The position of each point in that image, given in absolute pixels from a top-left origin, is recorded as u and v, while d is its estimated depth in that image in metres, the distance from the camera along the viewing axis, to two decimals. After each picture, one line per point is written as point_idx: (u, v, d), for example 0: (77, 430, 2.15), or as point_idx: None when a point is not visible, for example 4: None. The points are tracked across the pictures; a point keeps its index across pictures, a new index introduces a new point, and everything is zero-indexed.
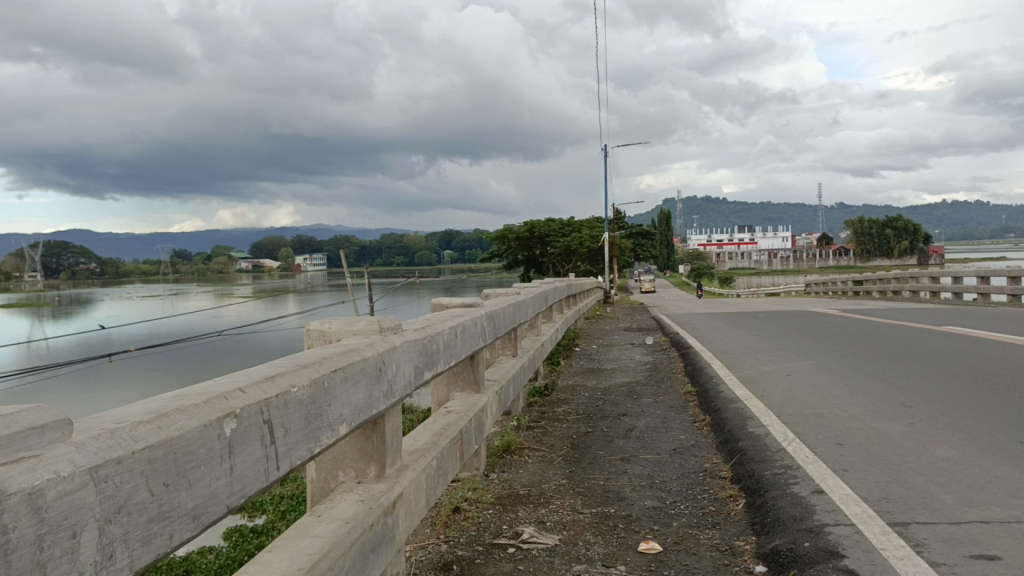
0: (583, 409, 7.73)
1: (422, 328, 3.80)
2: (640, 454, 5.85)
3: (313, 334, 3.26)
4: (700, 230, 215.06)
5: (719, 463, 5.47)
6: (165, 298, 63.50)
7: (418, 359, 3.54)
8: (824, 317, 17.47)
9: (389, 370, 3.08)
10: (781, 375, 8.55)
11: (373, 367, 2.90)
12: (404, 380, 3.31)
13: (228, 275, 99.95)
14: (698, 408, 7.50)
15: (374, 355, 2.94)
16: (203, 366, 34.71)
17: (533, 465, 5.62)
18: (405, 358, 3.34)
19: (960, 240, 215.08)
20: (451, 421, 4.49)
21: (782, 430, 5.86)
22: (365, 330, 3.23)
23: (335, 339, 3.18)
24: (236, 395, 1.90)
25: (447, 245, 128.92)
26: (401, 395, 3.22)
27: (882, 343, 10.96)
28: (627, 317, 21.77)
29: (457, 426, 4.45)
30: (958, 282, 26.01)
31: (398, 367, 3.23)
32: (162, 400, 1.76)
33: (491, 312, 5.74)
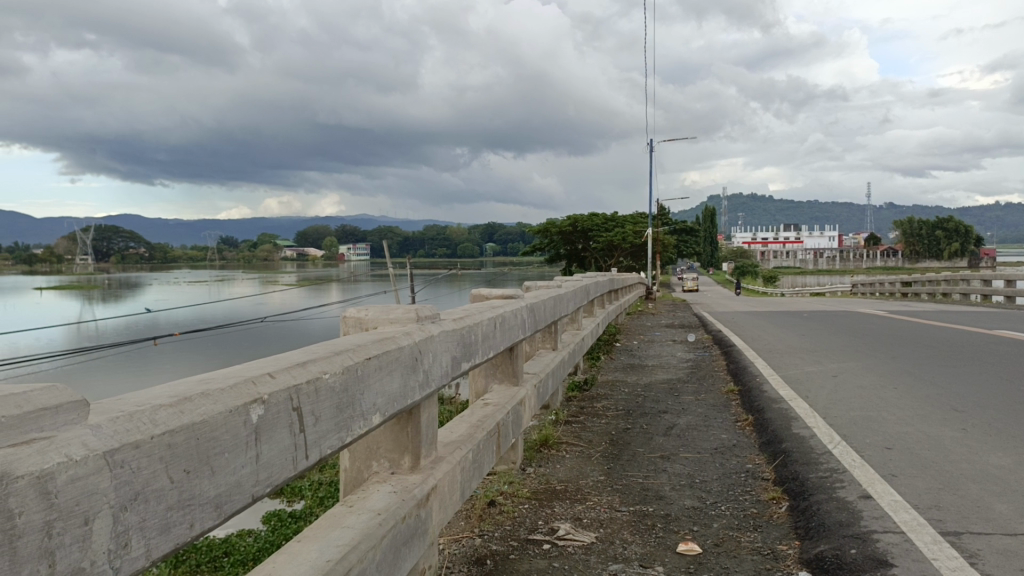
0: (623, 405, 7.60)
1: (461, 317, 3.72)
2: (680, 453, 5.71)
3: (349, 322, 3.20)
4: (745, 228, 215.00)
5: (761, 463, 5.31)
6: (212, 283, 64.57)
7: (455, 349, 3.46)
8: (871, 318, 17.12)
9: (425, 360, 3.01)
10: (827, 375, 8.30)
11: (409, 356, 2.83)
12: (441, 371, 3.23)
13: (273, 263, 101.34)
14: (741, 407, 7.33)
15: (410, 345, 2.86)
16: (246, 351, 35.19)
17: (570, 461, 5.52)
18: (441, 348, 3.26)
19: (1010, 243, 213.64)
20: (488, 413, 4.41)
21: (828, 432, 5.67)
22: (403, 319, 3.17)
23: (372, 327, 3.12)
24: (265, 382, 1.84)
25: (489, 237, 129.37)
26: (436, 386, 3.15)
27: (934, 346, 10.59)
28: (668, 314, 21.59)
29: (494, 418, 4.36)
30: (1011, 286, 25.37)
31: (435, 357, 3.14)
32: (190, 384, 1.70)
33: (532, 304, 5.64)
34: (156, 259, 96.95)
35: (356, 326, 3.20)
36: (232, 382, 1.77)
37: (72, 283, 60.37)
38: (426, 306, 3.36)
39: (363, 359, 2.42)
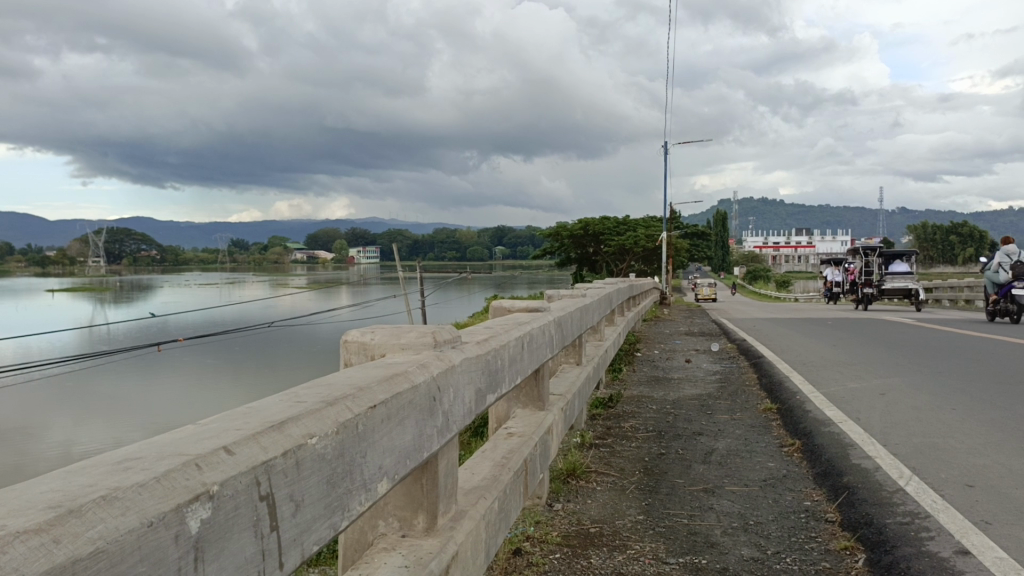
0: (654, 425, 6.98)
1: (486, 339, 3.12)
2: (727, 486, 5.09)
3: (352, 348, 2.60)
4: (756, 232, 214.24)
5: (821, 501, 4.68)
6: (221, 286, 64.10)
7: (480, 381, 2.85)
8: (900, 327, 16.40)
9: (447, 401, 2.40)
10: (875, 394, 7.62)
11: (426, 396, 2.22)
12: (463, 408, 2.61)
13: (282, 266, 101.02)
14: (784, 429, 6.69)
15: (428, 381, 2.25)
16: (253, 355, 34.64)
17: (602, 494, 4.92)
18: (464, 381, 2.64)
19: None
20: (514, 447, 3.79)
21: (894, 463, 5.01)
22: (417, 347, 2.56)
23: (380, 357, 2.52)
24: (219, 457, 1.25)
25: (499, 241, 128.31)
26: (457, 429, 2.53)
27: (982, 360, 9.85)
28: (686, 321, 20.85)
29: (522, 453, 3.76)
30: None
31: (456, 393, 2.53)
32: (90, 478, 1.11)
33: (560, 318, 5.03)
34: (166, 261, 96.80)
35: (359, 350, 2.59)
36: (166, 463, 1.19)
37: (82, 286, 60.17)
38: (444, 327, 2.75)
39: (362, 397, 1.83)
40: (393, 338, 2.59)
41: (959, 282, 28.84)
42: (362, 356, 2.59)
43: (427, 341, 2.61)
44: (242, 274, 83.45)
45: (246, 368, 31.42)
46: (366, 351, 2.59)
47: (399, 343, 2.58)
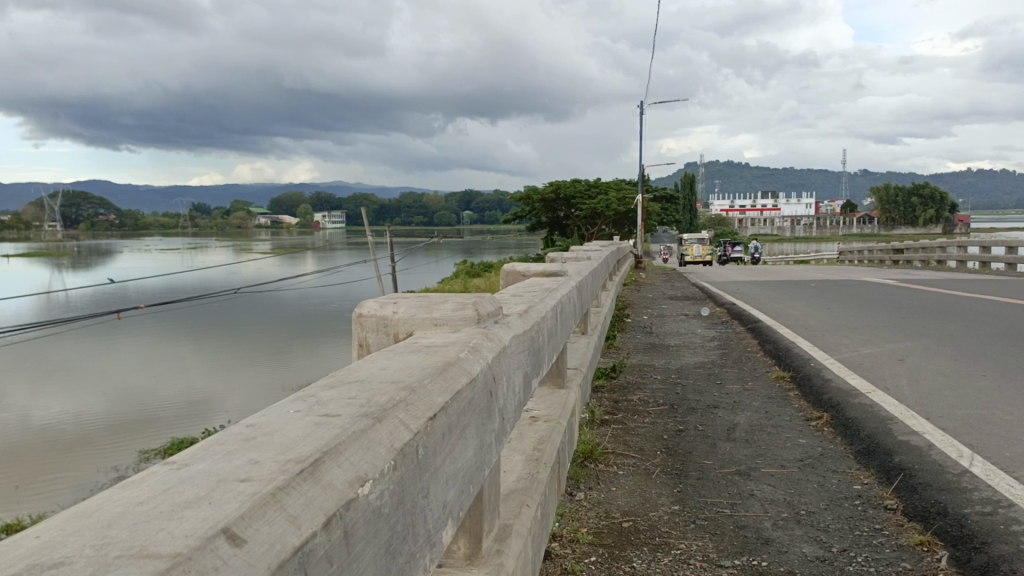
0: (664, 397, 6.48)
1: (527, 310, 2.55)
2: (763, 468, 4.58)
3: (375, 322, 2.01)
4: (722, 196, 215.13)
5: (873, 484, 4.19)
6: (184, 251, 62.42)
7: (526, 364, 2.28)
8: (886, 288, 16.05)
9: (501, 395, 1.82)
10: (894, 361, 7.20)
11: (484, 392, 1.64)
12: (514, 401, 2.03)
13: (246, 229, 98.96)
14: (805, 400, 6.20)
15: (483, 370, 1.68)
16: (217, 324, 33.63)
17: (625, 479, 4.40)
18: (514, 364, 2.07)
19: (984, 209, 215.03)
20: (544, 436, 3.21)
21: (947, 439, 4.54)
22: (461, 326, 1.97)
23: (411, 336, 1.95)
24: (212, 546, 0.71)
25: (465, 205, 126.39)
26: (511, 428, 1.95)
27: (989, 321, 9.47)
28: (666, 285, 20.26)
29: (553, 441, 3.19)
30: (1013, 252, 24.41)
31: (509, 382, 1.95)
32: None
33: (579, 284, 4.47)
34: (125, 225, 93.79)
35: (380, 324, 2.01)
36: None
37: (40, 252, 58.24)
38: (485, 298, 2.18)
39: (415, 400, 1.25)
40: (431, 307, 2.03)
41: (933, 243, 28.62)
42: (388, 337, 2.01)
43: (468, 313, 2.04)
44: (206, 239, 81.50)
45: (210, 337, 30.47)
46: (393, 329, 2.01)
47: (436, 309, 2.01)
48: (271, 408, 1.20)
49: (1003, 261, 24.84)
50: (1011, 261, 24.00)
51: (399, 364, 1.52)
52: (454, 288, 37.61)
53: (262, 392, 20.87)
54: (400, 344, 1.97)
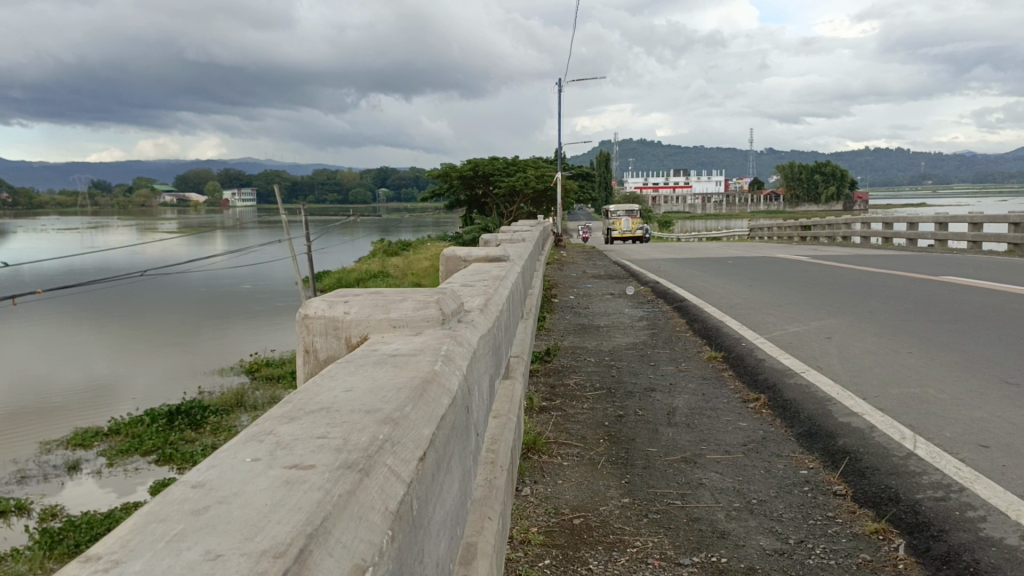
0: (600, 381, 6.37)
1: (484, 305, 2.34)
2: (708, 454, 4.49)
3: (324, 324, 1.78)
4: (637, 173, 215.21)
5: (819, 468, 4.13)
6: (83, 232, 59.41)
7: (490, 365, 2.06)
8: (801, 265, 16.36)
9: (475, 407, 1.61)
10: (823, 339, 7.26)
11: (462, 410, 1.44)
12: (483, 407, 1.81)
13: (150, 209, 94.67)
14: (740, 381, 6.17)
15: (459, 382, 1.47)
16: (121, 308, 32.09)
17: (570, 471, 4.25)
18: (482, 368, 1.86)
19: (880, 187, 214.91)
20: (496, 434, 3.01)
21: (888, 420, 4.54)
22: (423, 329, 1.75)
23: (366, 340, 1.72)
24: None
25: (381, 182, 124.09)
26: (481, 440, 1.74)
27: (906, 298, 9.69)
28: (588, 264, 20.22)
29: (505, 439, 2.99)
30: (915, 229, 25.28)
31: (480, 392, 1.73)
32: None
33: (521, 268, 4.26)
34: (15, 200, 88.39)
35: (330, 325, 1.78)
36: None
37: None
38: (446, 295, 1.96)
39: (396, 437, 1.05)
40: (388, 307, 1.81)
41: (839, 219, 29.40)
42: (340, 343, 1.79)
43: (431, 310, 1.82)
44: (107, 218, 77.66)
45: (115, 321, 29.04)
46: (346, 332, 1.78)
47: (394, 309, 1.79)
48: (222, 453, 0.99)
49: (905, 236, 25.73)
50: (913, 237, 24.82)
51: (365, 382, 1.30)
52: (371, 268, 36.92)
53: (173, 377, 19.96)
54: (355, 351, 1.75)
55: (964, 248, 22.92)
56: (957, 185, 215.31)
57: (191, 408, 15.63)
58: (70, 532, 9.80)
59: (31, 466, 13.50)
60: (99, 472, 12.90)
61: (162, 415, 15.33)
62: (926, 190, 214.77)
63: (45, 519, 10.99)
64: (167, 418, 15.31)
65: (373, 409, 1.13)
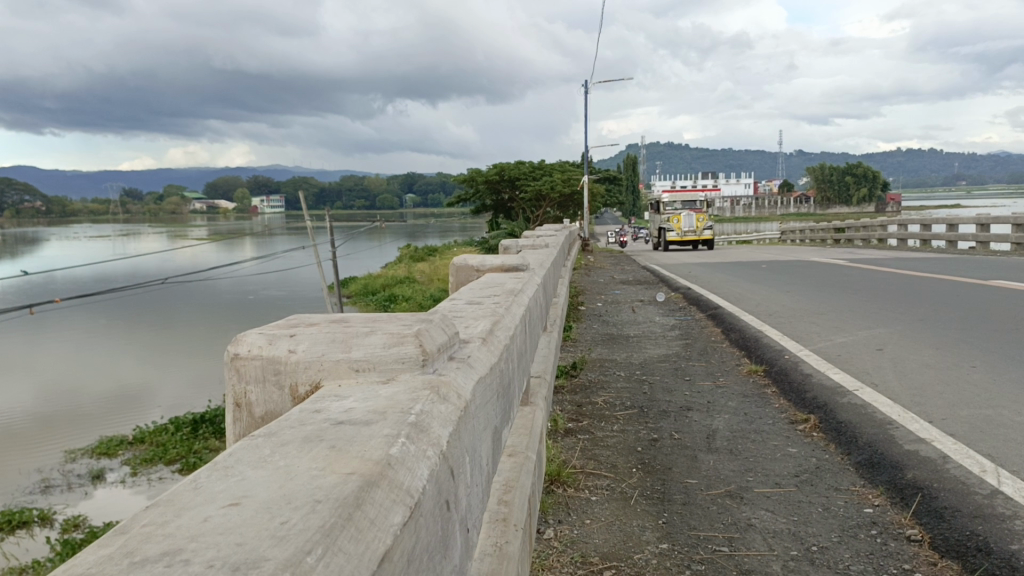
0: (631, 399, 5.85)
1: (494, 327, 1.97)
2: (755, 488, 3.96)
3: (264, 365, 1.53)
4: (664, 176, 214.95)
5: (885, 506, 3.60)
6: (116, 238, 59.94)
7: (498, 410, 1.71)
8: (838, 269, 15.76)
9: (460, 488, 1.28)
10: (874, 351, 6.71)
11: (426, 505, 1.11)
12: (480, 472, 1.47)
13: (182, 216, 95.64)
14: (785, 399, 5.63)
15: (427, 469, 1.13)
16: (149, 314, 32.06)
17: (600, 508, 3.74)
18: (485, 417, 1.51)
19: (913, 187, 215.03)
20: (514, 474, 2.57)
21: (961, 447, 4.01)
22: (388, 379, 1.44)
23: (317, 390, 1.46)
24: None
25: (407, 189, 124.68)
26: (477, 512, 1.41)
27: (958, 303, 9.07)
28: (616, 269, 19.78)
29: (523, 483, 2.55)
30: (954, 230, 24.51)
31: (478, 452, 1.39)
32: None
33: (543, 279, 3.79)
34: (44, 202, 88.63)
35: (272, 367, 1.53)
36: None
37: None
38: (435, 323, 1.63)
39: None
40: (348, 340, 1.53)
41: (873, 221, 28.65)
42: (284, 393, 1.52)
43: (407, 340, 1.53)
44: (137, 226, 78.38)
45: (141, 328, 28.94)
46: (289, 380, 1.52)
47: (352, 346, 1.52)
48: None
49: (944, 238, 24.77)
50: (951, 239, 24.08)
51: (265, 491, 1.00)
52: (397, 273, 36.58)
53: (199, 384, 19.70)
54: (301, 403, 1.48)
55: (1008, 251, 21.94)
56: (989, 186, 212.13)
57: (216, 416, 15.31)
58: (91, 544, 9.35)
59: (56, 475, 13.22)
60: (123, 482, 12.61)
61: (187, 423, 14.99)
62: (959, 191, 214.90)
63: (65, 530, 10.66)
64: (191, 426, 14.98)
65: (245, 566, 0.80)
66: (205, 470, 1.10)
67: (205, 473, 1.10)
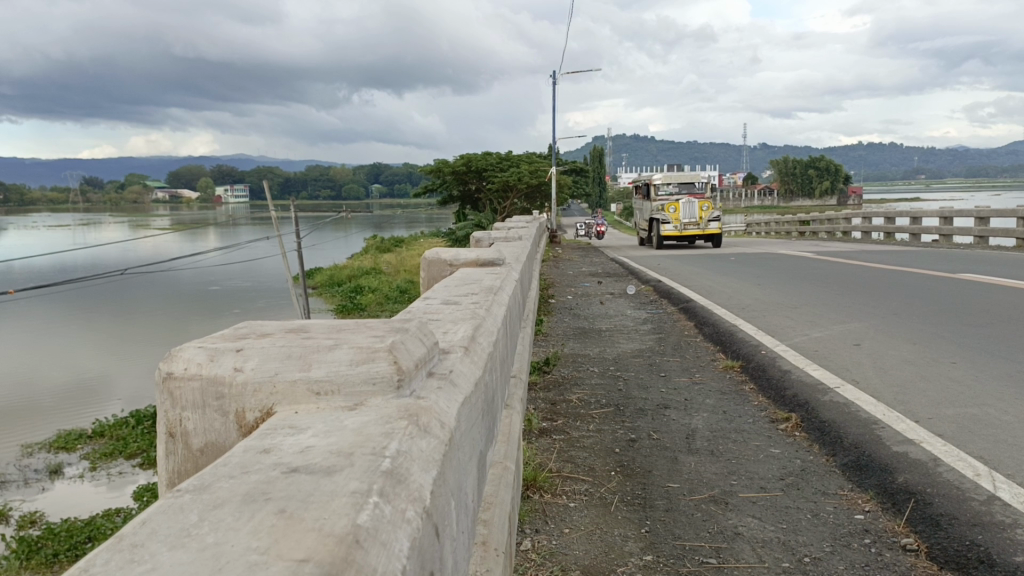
0: (606, 397, 5.66)
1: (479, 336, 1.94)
2: (741, 492, 3.78)
3: (206, 387, 1.57)
4: (631, 168, 215.19)
5: (876, 511, 3.45)
6: (74, 228, 58.39)
7: (478, 426, 1.70)
8: (806, 261, 15.71)
9: (442, 521, 1.29)
10: (851, 346, 6.62)
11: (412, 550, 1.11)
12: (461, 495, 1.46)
13: (142, 205, 93.41)
14: (764, 396, 5.49)
15: (396, 511, 1.13)
16: (108, 305, 31.32)
17: (579, 516, 3.54)
18: (463, 432, 1.55)
19: (874, 181, 215.14)
20: (499, 481, 2.43)
21: (952, 451, 3.89)
22: (354, 411, 1.45)
23: (272, 414, 1.49)
24: None
25: (373, 180, 123.29)
26: (461, 532, 1.43)
27: (929, 297, 9.01)
28: (584, 261, 19.57)
29: (508, 494, 2.41)
30: (919, 223, 24.57)
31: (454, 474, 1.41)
32: None
33: (520, 275, 3.59)
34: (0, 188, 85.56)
35: (218, 389, 1.57)
36: None
37: None
38: (410, 337, 1.66)
39: None
40: (308, 357, 1.56)
41: (839, 214, 28.66)
42: (229, 421, 1.57)
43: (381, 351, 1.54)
44: (96, 215, 76.45)
45: (101, 318, 28.25)
46: (234, 405, 1.56)
47: (314, 363, 1.54)
48: None
49: (909, 231, 24.83)
50: (916, 232, 24.14)
51: None
52: (363, 264, 36.16)
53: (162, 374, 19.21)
54: (250, 430, 1.52)
55: (972, 244, 22.00)
56: (949, 180, 215.06)
57: None
58: (49, 540, 8.93)
59: (11, 470, 12.73)
60: (82, 476, 12.15)
61: (148, 416, 14.57)
62: (920, 184, 214.95)
63: (22, 526, 10.21)
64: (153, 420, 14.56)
65: None
66: (106, 554, 0.97)
67: (109, 557, 0.97)
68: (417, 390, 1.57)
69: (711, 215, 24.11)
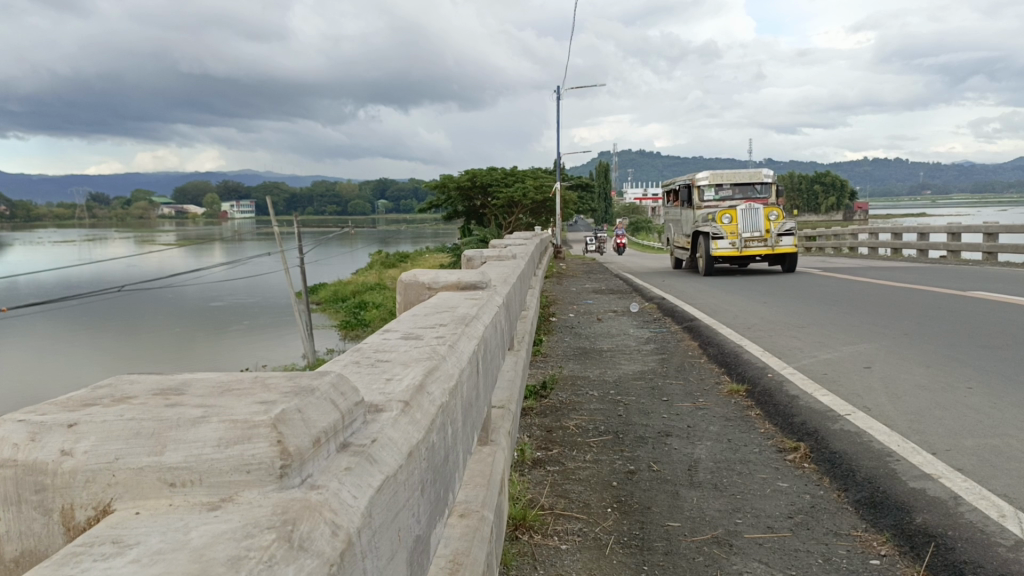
0: (605, 424, 5.38)
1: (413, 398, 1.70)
2: (746, 532, 3.51)
3: (24, 478, 1.30)
4: (637, 184, 215.13)
5: (892, 556, 3.18)
6: (81, 244, 58.32)
7: (400, 507, 1.47)
8: (813, 278, 15.44)
9: None
10: (862, 369, 6.34)
11: None
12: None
13: (148, 221, 93.46)
14: (770, 423, 5.21)
15: None
16: (113, 321, 31.14)
17: (569, 561, 3.26)
18: (367, 523, 1.32)
19: (880, 197, 215.07)
20: (470, 536, 2.17)
21: (973, 488, 3.62)
22: (214, 513, 1.20)
23: (108, 516, 1.23)
24: None
25: (380, 196, 123.35)
26: None
27: (939, 317, 8.73)
28: (588, 277, 19.32)
29: (480, 551, 2.14)
30: (927, 239, 24.26)
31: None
32: None
33: (506, 299, 3.34)
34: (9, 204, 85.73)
35: (40, 480, 1.30)
36: None
37: None
38: (311, 404, 1.41)
39: None
40: (161, 436, 1.30)
41: (847, 229, 28.37)
42: (54, 521, 1.30)
43: (259, 420, 1.28)
44: (103, 232, 76.41)
45: (104, 334, 28.11)
46: (61, 500, 1.29)
47: (168, 443, 1.29)
48: None
49: (916, 247, 24.56)
50: (924, 247, 23.86)
51: None
52: (368, 280, 36.03)
53: None
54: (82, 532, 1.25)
55: (981, 260, 21.70)
56: (955, 195, 214.18)
57: None
58: None
59: None
60: None
61: None
62: (926, 200, 214.52)
63: None
64: None
65: None
66: None
67: None
68: (312, 475, 1.33)
69: (782, 232, 17.02)
